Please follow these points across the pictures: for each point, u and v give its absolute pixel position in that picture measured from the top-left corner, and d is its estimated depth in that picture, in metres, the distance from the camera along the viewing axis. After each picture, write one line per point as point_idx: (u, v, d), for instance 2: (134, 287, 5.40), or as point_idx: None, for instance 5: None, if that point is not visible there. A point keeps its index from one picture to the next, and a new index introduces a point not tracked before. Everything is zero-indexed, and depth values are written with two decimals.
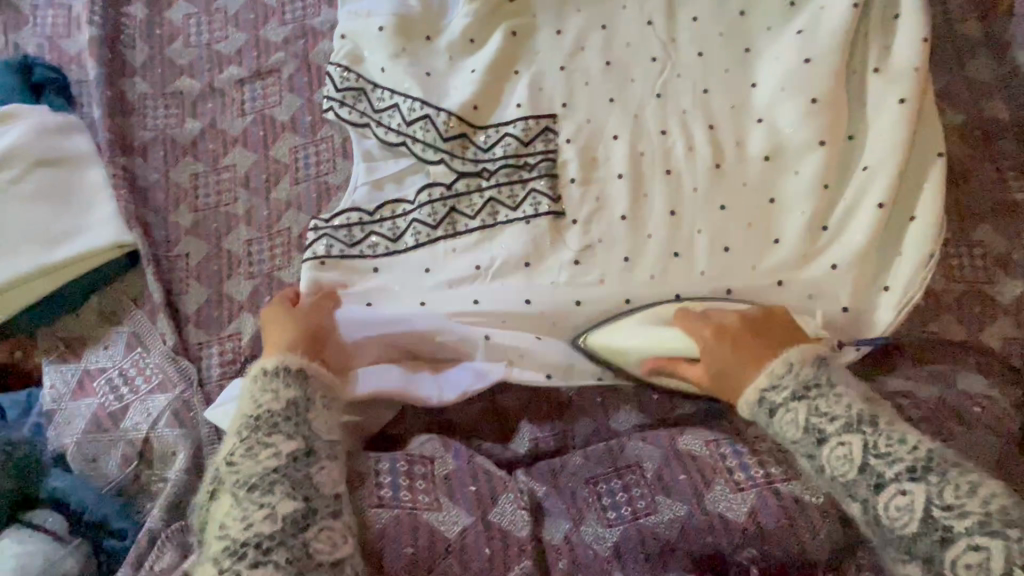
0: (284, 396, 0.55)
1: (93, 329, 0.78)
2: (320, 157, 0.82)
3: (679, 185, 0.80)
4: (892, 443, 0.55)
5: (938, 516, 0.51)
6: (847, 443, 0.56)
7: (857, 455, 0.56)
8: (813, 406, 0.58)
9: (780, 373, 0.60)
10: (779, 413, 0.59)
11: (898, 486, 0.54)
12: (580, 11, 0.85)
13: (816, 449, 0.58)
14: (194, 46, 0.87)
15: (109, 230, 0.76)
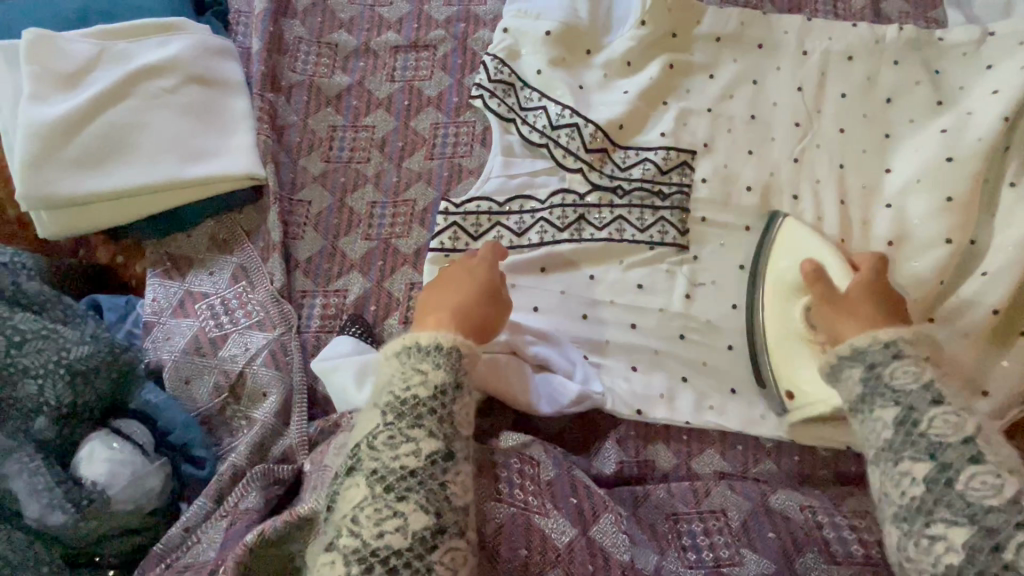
0: (433, 382, 0.53)
1: (202, 252, 0.77)
2: (458, 139, 0.83)
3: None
4: (903, 369, 0.52)
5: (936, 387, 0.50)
6: (922, 367, 0.52)
7: (925, 376, 0.51)
8: (907, 348, 0.53)
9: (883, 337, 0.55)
10: (890, 365, 0.53)
11: (948, 399, 0.50)
12: (735, 62, 0.88)
13: (921, 402, 0.50)
14: (358, 4, 0.88)
15: (245, 159, 0.76)
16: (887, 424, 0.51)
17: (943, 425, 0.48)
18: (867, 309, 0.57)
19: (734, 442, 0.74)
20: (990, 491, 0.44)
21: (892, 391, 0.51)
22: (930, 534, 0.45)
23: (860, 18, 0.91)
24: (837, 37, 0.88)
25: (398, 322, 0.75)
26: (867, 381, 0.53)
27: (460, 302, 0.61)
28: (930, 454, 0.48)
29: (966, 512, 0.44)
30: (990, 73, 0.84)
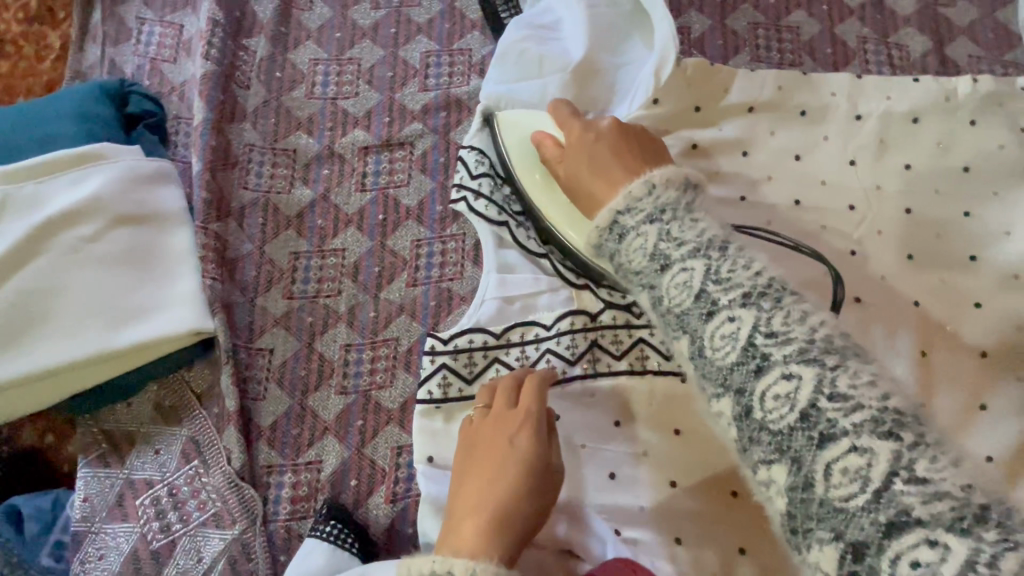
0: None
1: (145, 425, 0.64)
2: (445, 258, 0.69)
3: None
4: (736, 268, 0.38)
5: (759, 344, 0.35)
6: (648, 231, 0.42)
7: (699, 283, 0.38)
8: (663, 228, 0.41)
9: (638, 194, 0.44)
10: (628, 239, 0.42)
11: (733, 309, 0.36)
12: (775, 136, 0.72)
13: (657, 278, 0.40)
14: (317, 97, 0.74)
15: (186, 313, 0.62)
16: (730, 421, 0.36)
17: (723, 340, 0.36)
18: (611, 159, 0.53)
19: None
20: (853, 483, 0.30)
21: (636, 277, 0.42)
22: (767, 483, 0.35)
23: (922, 68, 0.75)
24: (897, 96, 0.72)
25: (385, 501, 0.62)
26: (653, 309, 0.41)
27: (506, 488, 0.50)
28: (733, 386, 0.36)
29: (774, 446, 0.33)
30: None
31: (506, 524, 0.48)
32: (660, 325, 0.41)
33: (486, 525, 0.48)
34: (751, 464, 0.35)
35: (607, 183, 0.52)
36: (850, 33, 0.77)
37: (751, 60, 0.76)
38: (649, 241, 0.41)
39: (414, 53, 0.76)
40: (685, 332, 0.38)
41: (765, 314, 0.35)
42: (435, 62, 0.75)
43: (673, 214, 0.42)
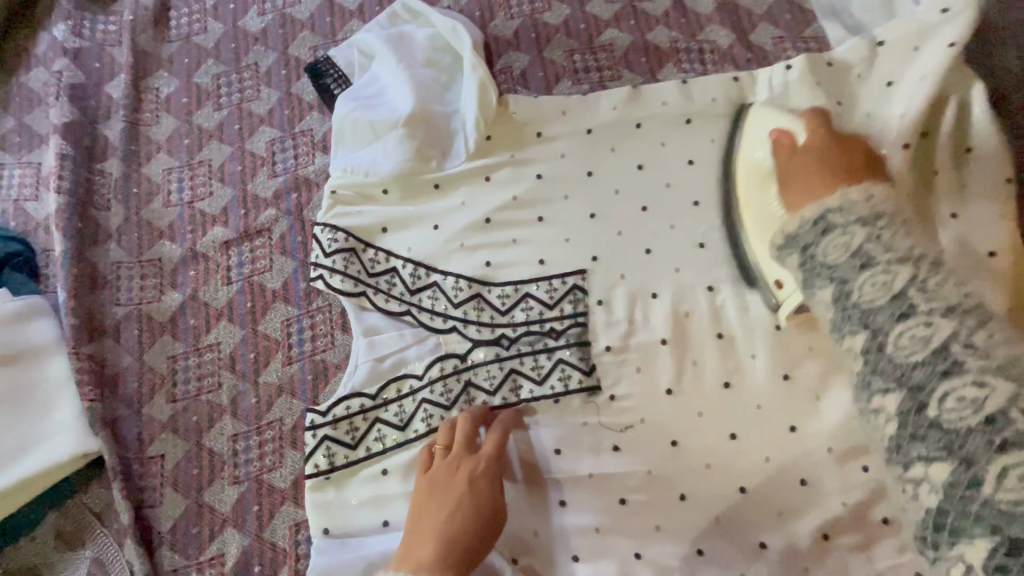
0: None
1: (49, 555, 0.66)
2: (316, 331, 0.72)
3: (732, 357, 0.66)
4: (938, 285, 0.40)
5: (954, 351, 0.37)
6: (850, 234, 0.43)
7: (898, 284, 0.41)
8: (876, 234, 0.43)
9: (853, 211, 0.45)
10: (830, 234, 0.44)
11: (926, 316, 0.39)
12: (612, 150, 0.75)
13: (850, 272, 0.43)
14: (175, 204, 0.78)
15: (70, 440, 0.65)
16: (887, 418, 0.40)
17: (911, 342, 0.39)
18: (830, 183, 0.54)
19: None
20: (966, 413, 0.36)
21: (827, 270, 0.44)
22: (914, 477, 0.38)
23: (731, 58, 0.79)
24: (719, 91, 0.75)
25: None
26: (836, 303, 0.43)
27: (466, 514, 0.58)
28: (900, 383, 0.39)
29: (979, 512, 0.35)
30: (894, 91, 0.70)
31: (447, 550, 0.56)
32: (837, 318, 0.43)
33: (434, 552, 0.55)
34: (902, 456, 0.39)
35: (810, 192, 0.54)
36: (660, 38, 0.81)
37: (572, 84, 0.80)
38: (854, 237, 0.43)
39: (259, 144, 0.80)
40: (866, 328, 0.41)
41: (967, 327, 0.38)
42: (280, 148, 0.79)
43: (888, 224, 0.43)
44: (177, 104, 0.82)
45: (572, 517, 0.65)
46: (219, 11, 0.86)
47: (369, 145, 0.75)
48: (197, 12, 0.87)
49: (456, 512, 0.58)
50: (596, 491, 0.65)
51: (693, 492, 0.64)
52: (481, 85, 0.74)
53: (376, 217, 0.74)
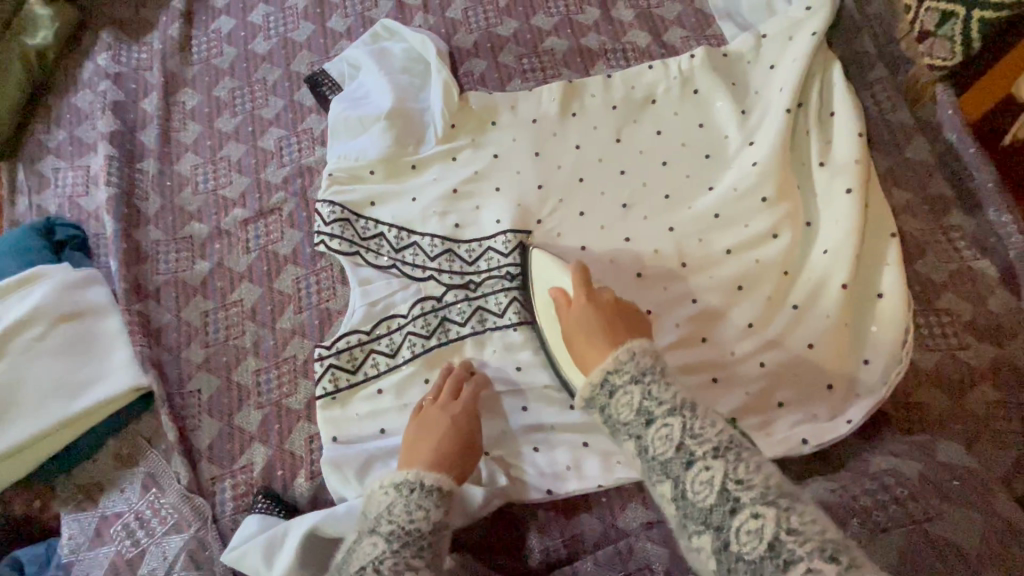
0: (433, 518, 0.62)
1: (109, 473, 0.80)
2: (321, 285, 0.88)
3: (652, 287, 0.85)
4: (704, 426, 0.55)
5: (731, 491, 0.50)
6: (631, 391, 0.59)
7: (676, 435, 0.55)
8: (646, 390, 0.58)
9: (623, 358, 0.61)
10: (617, 395, 0.60)
11: (706, 460, 0.53)
12: (553, 133, 0.93)
13: (642, 430, 0.57)
14: (201, 193, 0.95)
15: (126, 375, 0.80)
16: (669, 500, 0.54)
17: (700, 485, 0.52)
18: (601, 337, 0.65)
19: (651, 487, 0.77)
20: (759, 544, 0.47)
21: (625, 427, 0.59)
22: (696, 546, 0.51)
23: (649, 55, 0.98)
24: (637, 82, 0.94)
25: (306, 479, 0.78)
26: (639, 455, 0.57)
27: (455, 435, 0.70)
28: (706, 523, 0.51)
29: (751, 569, 0.47)
30: (774, 74, 0.90)
31: (442, 464, 0.67)
32: (646, 467, 0.57)
33: (431, 465, 0.66)
34: (688, 534, 0.52)
35: (597, 351, 0.64)
36: (591, 41, 1.00)
37: (522, 82, 0.98)
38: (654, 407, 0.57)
39: (269, 142, 0.97)
40: (667, 478, 0.54)
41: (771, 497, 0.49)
42: (286, 144, 0.97)
43: (652, 376, 0.59)
44: (200, 113, 1.00)
45: (532, 419, 0.80)
46: (232, 38, 1.05)
47: (358, 137, 0.93)
48: (214, 40, 1.05)
49: (446, 435, 0.70)
50: (553, 394, 0.80)
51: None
52: (446, 84, 0.92)
53: (365, 193, 0.91)
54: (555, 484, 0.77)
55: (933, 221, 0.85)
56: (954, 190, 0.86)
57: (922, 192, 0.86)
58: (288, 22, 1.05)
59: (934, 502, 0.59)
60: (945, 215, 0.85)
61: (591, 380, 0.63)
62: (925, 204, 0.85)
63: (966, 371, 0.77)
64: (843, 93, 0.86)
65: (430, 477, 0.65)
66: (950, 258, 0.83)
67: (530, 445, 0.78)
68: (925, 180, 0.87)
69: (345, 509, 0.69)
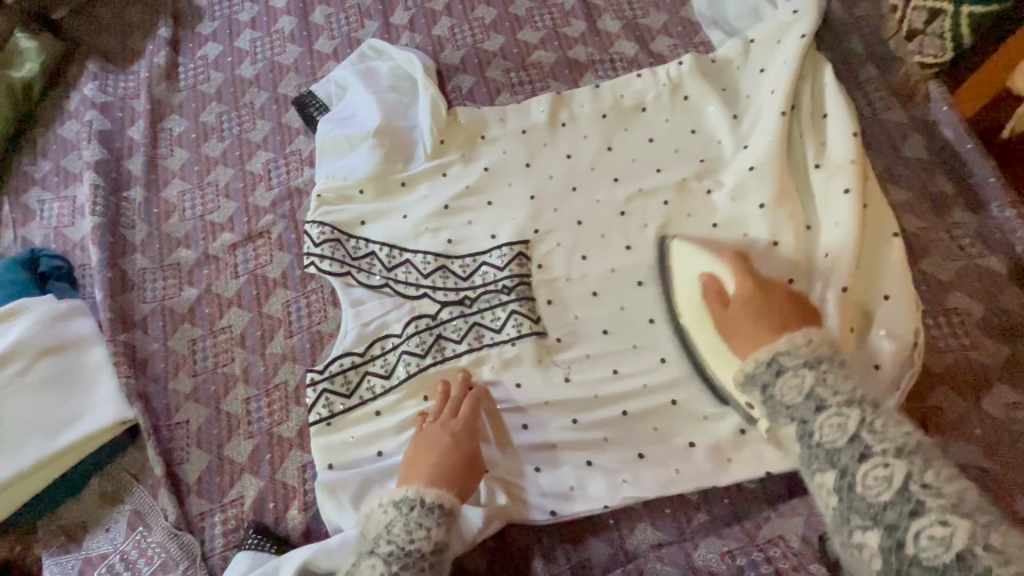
0: (433, 539, 0.62)
1: (93, 512, 0.77)
2: (312, 308, 0.86)
3: (651, 296, 0.82)
4: (887, 426, 0.56)
5: (914, 492, 0.51)
6: (803, 376, 0.60)
7: (850, 426, 0.57)
8: (821, 376, 0.60)
9: (797, 343, 0.62)
10: (785, 377, 0.61)
11: (883, 458, 0.54)
12: (544, 144, 0.92)
13: (811, 416, 0.59)
14: (189, 218, 0.93)
15: (111, 408, 0.78)
16: (829, 489, 0.57)
17: (874, 481, 0.54)
18: (757, 321, 0.66)
19: (660, 506, 0.74)
20: (939, 546, 0.48)
21: (788, 410, 0.61)
22: (857, 543, 0.53)
23: (637, 64, 0.97)
24: (626, 91, 0.94)
25: (298, 511, 0.75)
26: (801, 439, 0.59)
27: (458, 451, 0.69)
28: (877, 522, 0.52)
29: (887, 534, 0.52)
30: (764, 77, 0.89)
31: (443, 482, 0.66)
32: (806, 457, 0.59)
33: (432, 483, 0.65)
34: (850, 530, 0.54)
35: (755, 333, 0.65)
36: (578, 53, 0.99)
37: (510, 96, 0.98)
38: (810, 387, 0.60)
39: (257, 165, 0.96)
40: (833, 467, 0.56)
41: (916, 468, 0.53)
42: (274, 167, 0.96)
43: (828, 364, 0.61)
44: (187, 139, 0.99)
45: (533, 438, 0.77)
46: (219, 64, 1.05)
47: (347, 157, 0.91)
48: (201, 67, 1.05)
49: (449, 451, 0.69)
50: (556, 412, 0.77)
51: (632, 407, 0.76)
52: (434, 98, 0.92)
53: (355, 212, 0.90)
54: (559, 506, 0.74)
55: (935, 220, 0.83)
56: (956, 186, 0.84)
57: (922, 191, 0.84)
58: (274, 46, 1.05)
59: None
60: (948, 213, 0.83)
61: (756, 358, 0.64)
62: (926, 202, 0.84)
63: (983, 373, 0.74)
64: (834, 92, 0.85)
65: (431, 495, 0.64)
66: (955, 255, 0.80)
67: (532, 465, 0.76)
68: (924, 177, 0.85)
69: (339, 542, 0.67)
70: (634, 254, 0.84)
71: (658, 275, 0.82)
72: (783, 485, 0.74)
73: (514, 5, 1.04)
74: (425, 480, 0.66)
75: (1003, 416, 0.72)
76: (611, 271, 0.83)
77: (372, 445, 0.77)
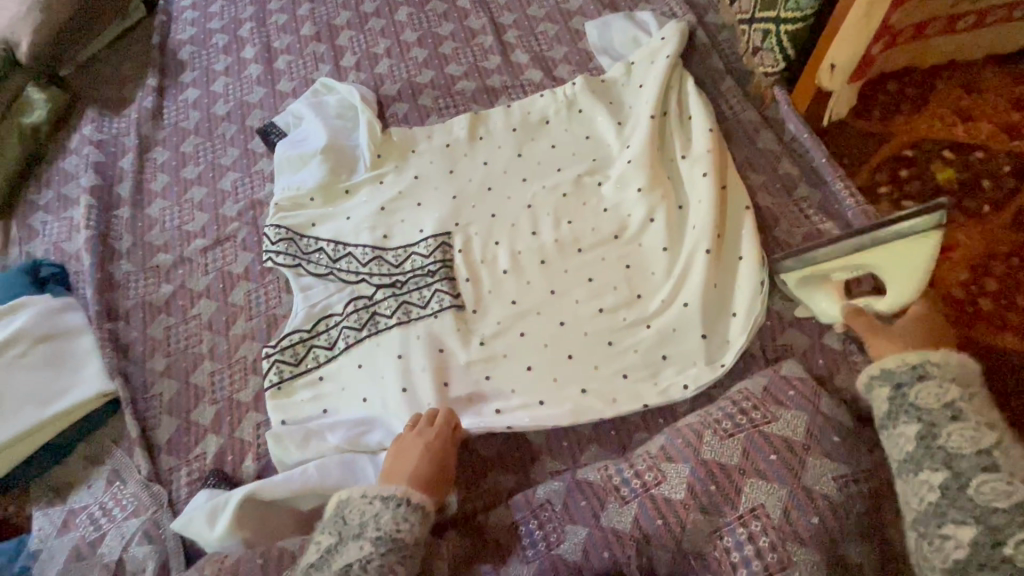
0: (416, 532, 0.69)
1: (77, 472, 0.90)
2: (269, 295, 1.02)
3: (554, 271, 0.97)
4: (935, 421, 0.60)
5: (993, 455, 0.57)
6: (946, 389, 0.62)
7: (986, 441, 0.57)
8: (964, 394, 0.62)
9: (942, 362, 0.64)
10: (928, 384, 0.63)
11: (977, 423, 0.59)
12: (465, 154, 1.10)
13: (945, 421, 0.60)
14: (168, 229, 1.11)
15: (95, 382, 0.92)
16: (911, 439, 0.62)
17: (960, 439, 0.58)
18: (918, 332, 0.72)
19: (559, 441, 0.87)
20: None
21: (917, 410, 0.62)
22: (943, 534, 0.56)
23: (542, 87, 1.17)
24: (533, 108, 1.13)
25: (253, 460, 0.88)
26: (920, 438, 0.61)
27: (431, 464, 0.76)
28: (947, 467, 0.58)
29: (972, 514, 0.55)
30: (642, 90, 1.08)
31: (420, 486, 0.74)
32: (911, 455, 0.61)
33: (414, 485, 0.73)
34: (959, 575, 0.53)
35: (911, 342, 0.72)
36: (494, 81, 1.20)
37: (438, 118, 1.17)
38: (948, 393, 0.62)
39: (226, 183, 1.14)
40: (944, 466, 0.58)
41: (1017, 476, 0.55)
42: (240, 184, 1.14)
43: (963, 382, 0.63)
44: (169, 166, 1.18)
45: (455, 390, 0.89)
46: (197, 105, 1.25)
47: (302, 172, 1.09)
48: (183, 108, 1.25)
49: (424, 463, 0.76)
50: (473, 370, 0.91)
51: (536, 361, 0.90)
52: (372, 122, 1.11)
53: (308, 217, 1.07)
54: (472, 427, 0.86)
55: (784, 197, 1.00)
56: (800, 168, 1.01)
57: (774, 173, 1.01)
58: (244, 88, 1.26)
59: (772, 408, 0.73)
60: (794, 191, 1.00)
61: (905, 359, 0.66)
62: (777, 183, 1.01)
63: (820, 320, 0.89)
64: (696, 99, 1.04)
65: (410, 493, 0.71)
66: (801, 223, 0.97)
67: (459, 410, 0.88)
68: (774, 161, 1.02)
69: (285, 477, 0.80)
70: (539, 237, 1.00)
71: (559, 254, 0.98)
72: (660, 419, 0.87)
73: (442, 46, 1.25)
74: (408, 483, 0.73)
75: (840, 348, 0.87)
76: (519, 253, 0.99)
77: (318, 404, 0.91)
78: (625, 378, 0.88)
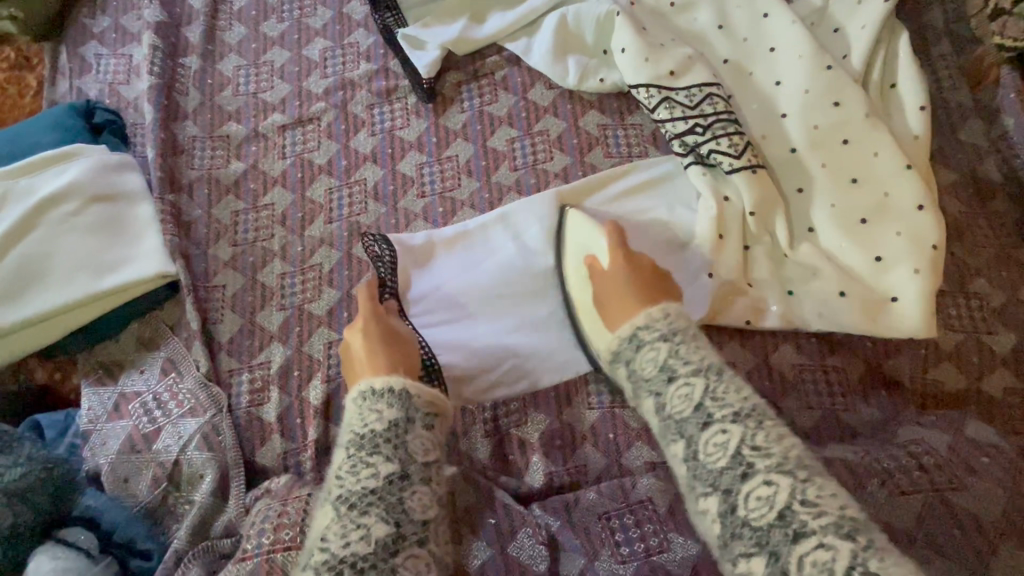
0: (388, 416, 0.58)
1: (130, 354, 0.82)
2: (352, 199, 0.88)
3: (852, 115, 0.80)
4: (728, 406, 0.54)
5: (745, 456, 0.50)
6: (660, 348, 0.60)
7: (696, 396, 0.55)
8: (673, 349, 0.59)
9: (655, 317, 0.62)
10: (642, 351, 0.61)
11: (723, 424, 0.53)
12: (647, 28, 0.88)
13: (694, 430, 0.54)
14: (242, 94, 0.95)
15: (154, 260, 0.81)
16: (679, 460, 0.55)
17: (713, 448, 0.52)
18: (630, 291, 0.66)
19: None
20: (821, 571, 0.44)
21: (647, 384, 0.60)
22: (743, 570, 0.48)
23: None
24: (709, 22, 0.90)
25: (321, 382, 0.79)
26: (657, 414, 0.58)
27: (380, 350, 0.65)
28: (716, 487, 0.51)
29: (755, 541, 0.47)
30: (838, 36, 0.86)
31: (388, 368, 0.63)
32: (661, 428, 0.57)
33: (380, 373, 0.62)
34: (732, 557, 0.48)
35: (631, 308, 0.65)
36: None
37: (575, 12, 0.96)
38: (659, 355, 0.59)
39: (314, 51, 0.96)
40: (714, 491, 0.51)
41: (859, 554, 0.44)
42: (331, 54, 0.96)
43: (679, 337, 0.60)
44: (247, 15, 0.99)
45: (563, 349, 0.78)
46: None
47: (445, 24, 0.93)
48: None
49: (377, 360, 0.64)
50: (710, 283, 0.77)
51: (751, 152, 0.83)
52: None
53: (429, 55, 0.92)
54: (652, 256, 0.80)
55: (977, 207, 0.83)
56: (1005, 175, 0.85)
57: (970, 174, 0.85)
58: None
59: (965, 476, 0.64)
60: (991, 201, 0.84)
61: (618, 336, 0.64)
62: (972, 187, 0.84)
63: (988, 357, 0.77)
64: (908, 66, 0.83)
65: (384, 381, 0.61)
66: (990, 243, 0.82)
67: None
68: (972, 160, 0.85)
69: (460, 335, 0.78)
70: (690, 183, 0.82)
71: (834, 126, 0.80)
72: None
73: None
74: (372, 375, 0.62)
75: (998, 400, 0.76)
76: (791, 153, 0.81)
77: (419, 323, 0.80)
78: (920, 210, 0.76)
